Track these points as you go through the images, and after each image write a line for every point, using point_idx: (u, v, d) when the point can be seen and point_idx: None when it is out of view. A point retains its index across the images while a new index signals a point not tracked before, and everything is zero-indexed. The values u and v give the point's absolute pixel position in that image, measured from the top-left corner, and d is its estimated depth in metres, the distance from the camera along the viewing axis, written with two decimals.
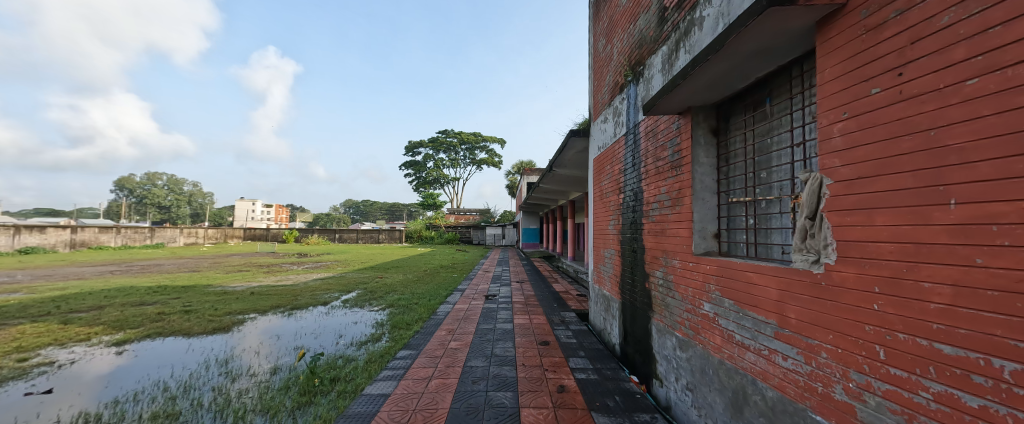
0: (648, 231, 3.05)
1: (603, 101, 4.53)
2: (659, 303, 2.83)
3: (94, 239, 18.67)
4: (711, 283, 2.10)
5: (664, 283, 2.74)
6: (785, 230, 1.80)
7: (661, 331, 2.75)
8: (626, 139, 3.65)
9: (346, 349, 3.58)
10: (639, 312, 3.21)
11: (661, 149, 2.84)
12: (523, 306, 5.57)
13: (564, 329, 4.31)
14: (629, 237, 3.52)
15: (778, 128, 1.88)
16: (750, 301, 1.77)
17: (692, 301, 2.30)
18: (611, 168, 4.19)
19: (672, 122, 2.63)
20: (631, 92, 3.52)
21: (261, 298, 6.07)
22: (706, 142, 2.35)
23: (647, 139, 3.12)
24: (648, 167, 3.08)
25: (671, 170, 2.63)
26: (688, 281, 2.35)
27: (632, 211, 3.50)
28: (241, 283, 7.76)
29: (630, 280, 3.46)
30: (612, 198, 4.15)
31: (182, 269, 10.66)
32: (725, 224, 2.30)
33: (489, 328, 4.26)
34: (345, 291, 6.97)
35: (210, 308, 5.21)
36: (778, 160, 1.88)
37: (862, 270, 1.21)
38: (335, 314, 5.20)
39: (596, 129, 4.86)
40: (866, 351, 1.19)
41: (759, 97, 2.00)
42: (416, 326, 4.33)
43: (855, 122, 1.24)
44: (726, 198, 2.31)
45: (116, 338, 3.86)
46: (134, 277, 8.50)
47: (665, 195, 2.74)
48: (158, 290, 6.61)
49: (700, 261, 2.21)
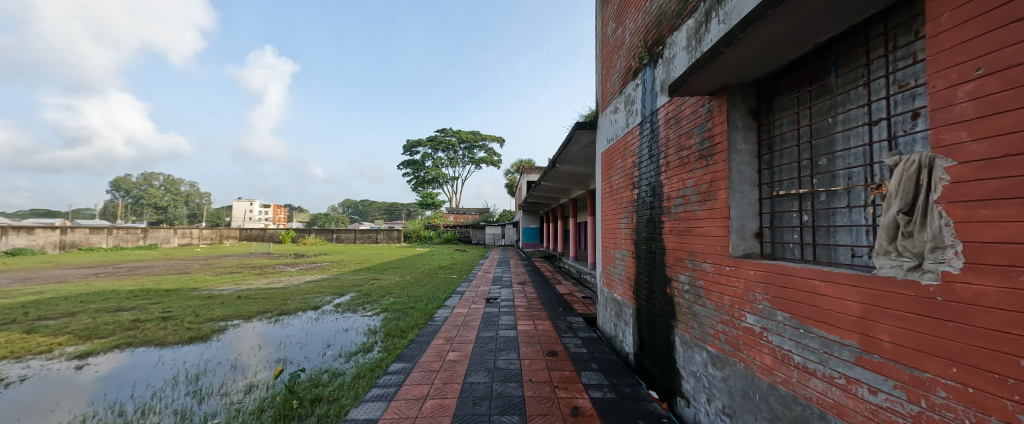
0: (671, 230, 2.72)
1: (612, 89, 4.21)
2: (683, 311, 2.51)
3: (84, 240, 18.22)
4: (757, 291, 1.77)
5: (691, 290, 2.41)
6: (856, 227, 1.48)
7: (688, 344, 2.43)
8: (641, 129, 3.33)
9: (333, 362, 3.23)
10: (659, 321, 2.89)
11: (685, 136, 2.52)
12: (526, 310, 5.25)
13: (571, 336, 3.98)
14: (646, 236, 3.20)
15: (844, 104, 1.55)
16: (816, 316, 1.44)
17: (730, 312, 1.98)
18: (623, 161, 3.86)
19: (699, 104, 2.31)
20: (648, 76, 3.19)
21: (248, 302, 5.72)
22: (745, 125, 2.03)
23: (668, 127, 2.79)
24: (669, 158, 2.75)
25: (700, 160, 2.31)
26: (724, 288, 2.03)
27: (648, 208, 3.18)
28: (229, 286, 7.38)
29: (647, 285, 3.13)
30: (624, 194, 3.83)
31: (171, 270, 10.27)
32: (768, 222, 1.98)
33: (490, 335, 3.92)
34: (338, 295, 6.61)
35: (191, 314, 4.85)
36: (843, 143, 1.56)
37: (1011, 284, 0.87)
38: (325, 320, 4.86)
39: (604, 121, 4.53)
40: (1021, 396, 0.86)
41: (818, 68, 1.67)
42: (412, 334, 3.99)
43: (996, 80, 0.91)
44: (768, 192, 1.98)
45: (80, 349, 3.50)
46: (118, 280, 8.13)
47: (691, 188, 2.43)
48: (140, 294, 6.24)
49: (742, 265, 1.88)
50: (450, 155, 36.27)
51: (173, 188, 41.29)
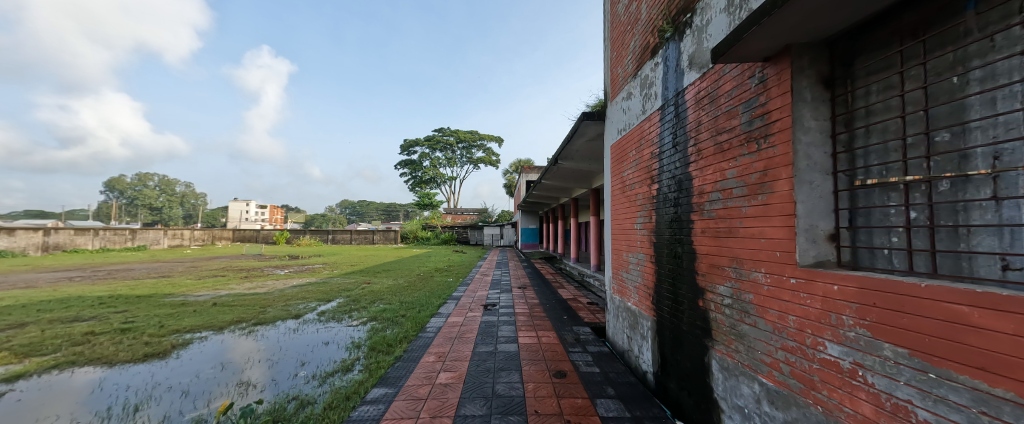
0: (704, 231, 2.28)
1: (624, 73, 3.76)
2: (722, 330, 2.07)
3: (69, 241, 17.66)
4: (845, 313, 1.32)
5: (734, 304, 1.96)
6: (1011, 228, 1.03)
7: (730, 371, 1.99)
8: (662, 113, 2.89)
9: (303, 387, 2.77)
10: (687, 339, 2.45)
11: (724, 117, 2.08)
12: (528, 319, 4.80)
13: (580, 351, 3.52)
14: (669, 238, 2.75)
15: (985, 52, 1.08)
16: (962, 357, 0.98)
17: (798, 337, 1.54)
18: (638, 153, 3.41)
19: (747, 75, 1.87)
20: (671, 53, 2.75)
21: (223, 310, 5.22)
22: (815, 97, 1.58)
23: (699, 108, 2.35)
24: (701, 145, 2.31)
25: (746, 144, 1.88)
26: (788, 306, 1.59)
27: (671, 205, 2.74)
28: (208, 291, 6.88)
29: (671, 295, 2.69)
30: (639, 190, 3.39)
31: (152, 273, 9.75)
32: (848, 220, 1.53)
33: (488, 351, 3.46)
34: (325, 301, 6.11)
35: (155, 325, 4.36)
36: (984, 108, 1.09)
37: None
38: (305, 330, 4.39)
39: (615, 110, 4.08)
40: None
41: (937, 9, 1.21)
42: (399, 349, 3.51)
43: None
44: (845, 182, 1.54)
45: (10, 371, 3.01)
46: (90, 284, 7.63)
47: (733, 178, 1.99)
48: (107, 301, 5.74)
49: (818, 278, 1.44)
50: (449, 155, 35.85)
51: (167, 188, 40.65)
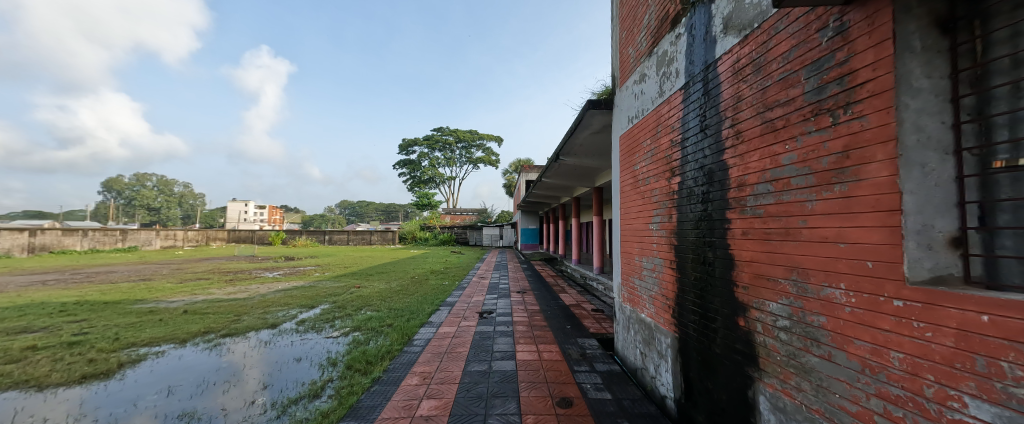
0: (746, 232, 1.83)
1: (637, 53, 3.32)
2: (775, 359, 1.62)
3: (56, 242, 17.26)
4: (1006, 359, 0.87)
5: (793, 328, 1.51)
6: None
7: (788, 414, 1.55)
8: (686, 93, 2.44)
9: (256, 419, 2.31)
10: (722, 364, 2.01)
11: (777, 87, 1.63)
12: (527, 329, 4.35)
13: (587, 371, 3.05)
14: (695, 240, 2.30)
15: None
16: None
17: (910, 385, 1.08)
18: (654, 142, 2.97)
19: (816, 28, 1.42)
20: (698, 19, 2.30)
21: (191, 319, 4.75)
22: (928, 45, 1.13)
23: (738, 80, 1.90)
24: (742, 125, 1.87)
25: (813, 118, 1.43)
26: (891, 338, 1.13)
27: (698, 200, 2.29)
28: (183, 296, 6.41)
29: (699, 308, 2.25)
30: (655, 184, 2.94)
31: (131, 276, 9.30)
32: (980, 219, 1.07)
33: (481, 371, 3.00)
34: (307, 308, 5.64)
35: (110, 337, 3.90)
36: None
37: None
38: (279, 343, 3.94)
39: (625, 96, 3.64)
40: None
41: None
42: (378, 369, 3.05)
43: None
44: (974, 165, 1.09)
45: None
46: (61, 288, 7.19)
47: (791, 164, 1.54)
48: (69, 308, 5.29)
49: (948, 303, 0.98)
50: (448, 155, 35.44)
51: (163, 188, 40.22)
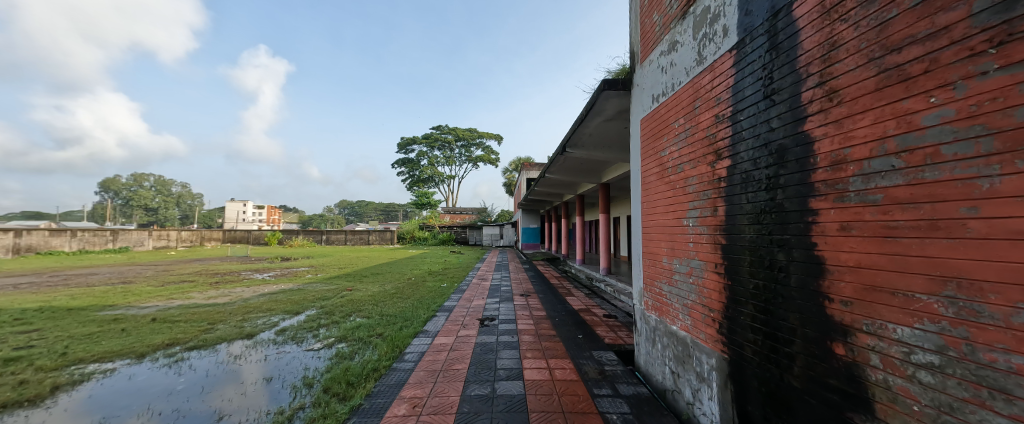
0: (847, 227, 1.33)
1: (665, 17, 2.82)
2: (908, 409, 1.13)
3: (43, 243, 16.77)
4: None
5: (951, 368, 1.02)
6: None
7: None
8: (740, 52, 1.94)
9: None
10: (803, 402, 1.53)
11: (910, 15, 1.12)
12: (534, 340, 3.85)
13: (610, 396, 2.56)
14: (757, 237, 1.80)
15: None
16: None
17: None
18: (689, 120, 2.47)
19: None
20: None
21: (158, 329, 4.25)
22: None
23: (833, 19, 1.40)
24: (840, 81, 1.37)
25: (993, 49, 0.92)
26: None
27: (760, 186, 1.79)
28: (157, 302, 5.89)
29: (763, 324, 1.76)
30: (691, 171, 2.45)
31: (112, 279, 8.79)
32: None
33: (482, 396, 2.51)
34: (290, 314, 5.13)
35: (55, 353, 3.39)
36: None
37: None
38: (250, 357, 3.44)
39: (648, 72, 3.14)
40: None
41: None
42: (360, 393, 2.55)
43: None
44: None
45: None
46: (30, 293, 6.69)
47: (940, 124, 1.04)
48: (26, 316, 4.77)
49: None
50: (447, 154, 34.92)
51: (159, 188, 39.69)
